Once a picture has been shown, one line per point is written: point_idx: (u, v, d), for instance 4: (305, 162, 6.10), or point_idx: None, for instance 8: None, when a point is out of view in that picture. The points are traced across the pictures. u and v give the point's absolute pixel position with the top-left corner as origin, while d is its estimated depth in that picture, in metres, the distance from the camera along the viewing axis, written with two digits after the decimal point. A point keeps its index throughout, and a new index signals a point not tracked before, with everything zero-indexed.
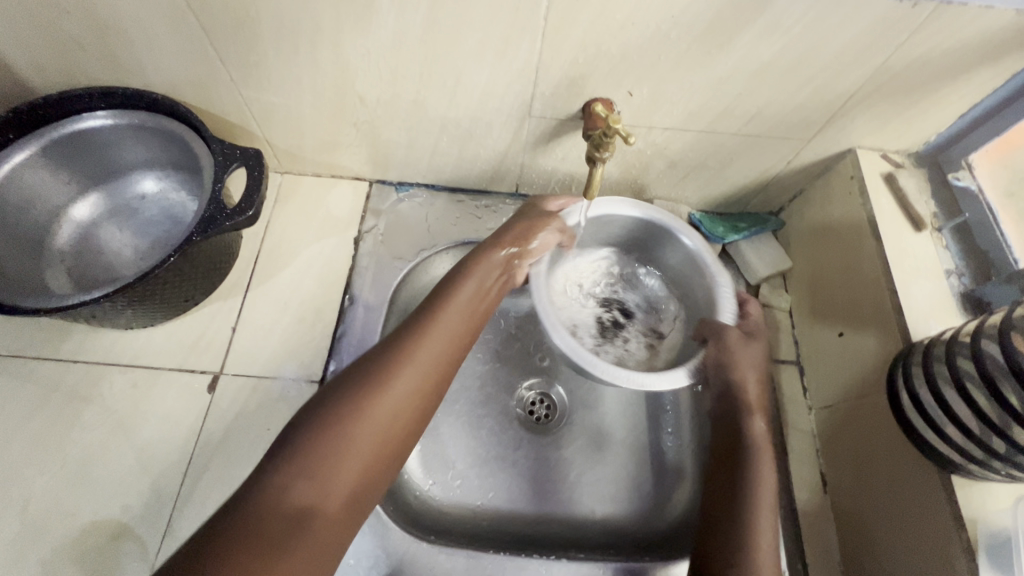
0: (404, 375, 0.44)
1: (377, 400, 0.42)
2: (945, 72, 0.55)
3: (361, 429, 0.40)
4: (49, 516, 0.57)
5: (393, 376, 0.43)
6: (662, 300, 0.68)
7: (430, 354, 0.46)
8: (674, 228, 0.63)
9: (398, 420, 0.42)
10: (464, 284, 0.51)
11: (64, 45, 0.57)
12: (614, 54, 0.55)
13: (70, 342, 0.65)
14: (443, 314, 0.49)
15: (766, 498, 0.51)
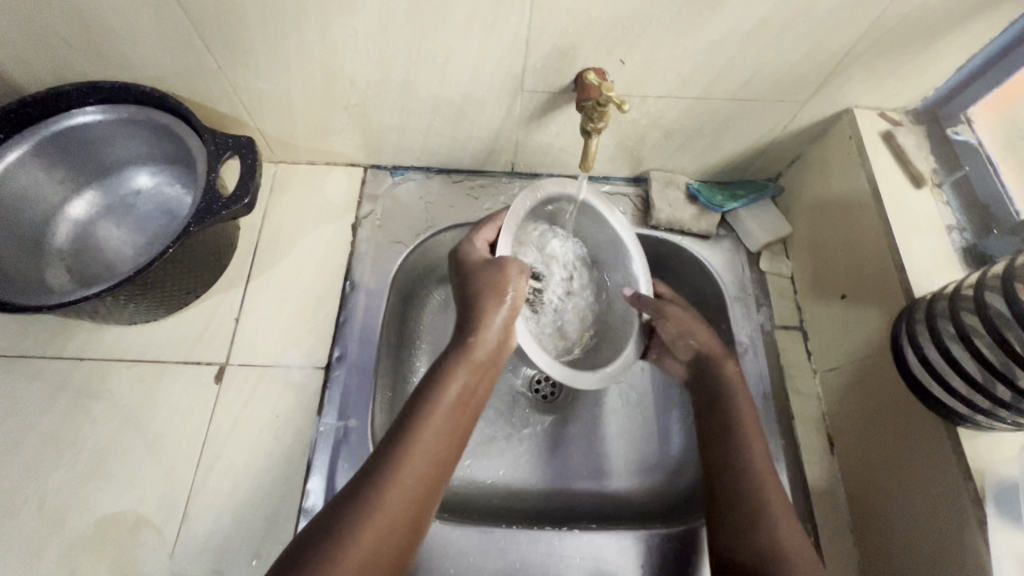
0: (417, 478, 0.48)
1: (393, 503, 0.46)
2: (942, 23, 0.54)
3: (379, 520, 0.45)
4: (66, 510, 0.57)
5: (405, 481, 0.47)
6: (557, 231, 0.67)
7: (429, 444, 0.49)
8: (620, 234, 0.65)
9: (417, 508, 0.47)
10: (461, 370, 0.53)
11: (47, 40, 0.56)
12: (604, 22, 0.54)
13: (75, 340, 0.65)
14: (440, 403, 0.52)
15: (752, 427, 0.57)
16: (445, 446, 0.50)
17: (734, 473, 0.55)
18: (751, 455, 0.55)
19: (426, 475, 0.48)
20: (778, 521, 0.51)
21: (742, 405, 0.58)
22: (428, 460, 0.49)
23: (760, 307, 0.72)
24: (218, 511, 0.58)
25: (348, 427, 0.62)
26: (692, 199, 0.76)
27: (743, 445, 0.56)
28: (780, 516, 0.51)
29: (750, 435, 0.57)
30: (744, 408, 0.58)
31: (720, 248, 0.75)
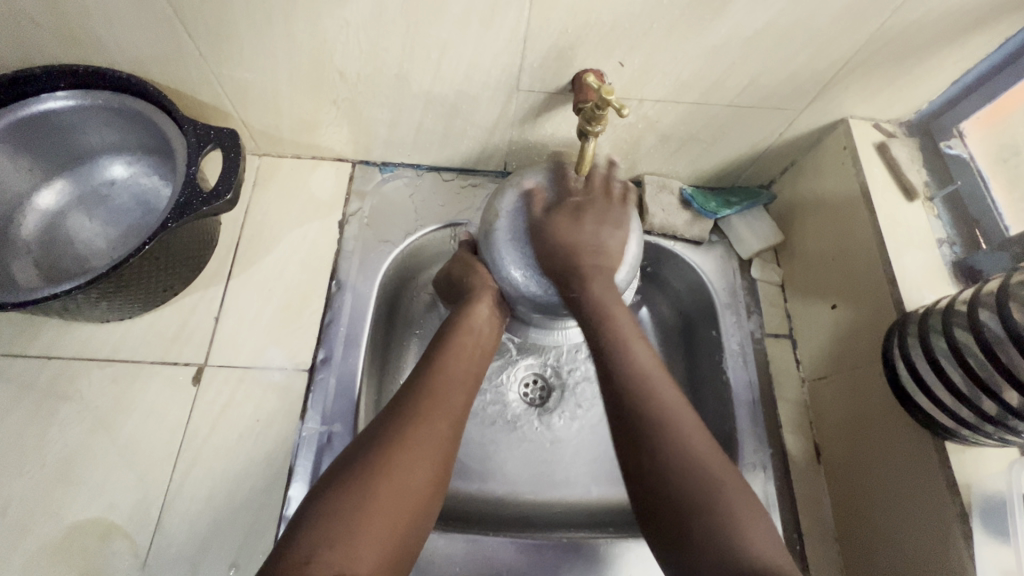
0: (428, 443, 0.47)
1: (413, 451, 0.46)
2: (940, 37, 0.54)
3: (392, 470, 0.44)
4: (31, 517, 0.55)
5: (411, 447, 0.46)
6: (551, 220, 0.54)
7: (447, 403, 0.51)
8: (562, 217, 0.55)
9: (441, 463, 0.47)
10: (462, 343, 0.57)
11: (14, 19, 0.53)
12: (604, 23, 0.52)
13: (43, 337, 0.62)
14: (450, 365, 0.54)
15: (642, 360, 0.49)
16: (461, 398, 0.53)
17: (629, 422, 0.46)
18: (657, 395, 0.47)
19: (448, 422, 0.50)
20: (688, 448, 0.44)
21: (634, 343, 0.50)
22: (444, 418, 0.50)
23: (751, 315, 0.72)
24: (193, 518, 0.56)
25: (332, 433, 0.60)
26: (686, 204, 0.75)
27: (643, 381, 0.48)
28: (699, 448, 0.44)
29: (652, 381, 0.48)
30: (632, 336, 0.50)
31: (711, 254, 0.75)
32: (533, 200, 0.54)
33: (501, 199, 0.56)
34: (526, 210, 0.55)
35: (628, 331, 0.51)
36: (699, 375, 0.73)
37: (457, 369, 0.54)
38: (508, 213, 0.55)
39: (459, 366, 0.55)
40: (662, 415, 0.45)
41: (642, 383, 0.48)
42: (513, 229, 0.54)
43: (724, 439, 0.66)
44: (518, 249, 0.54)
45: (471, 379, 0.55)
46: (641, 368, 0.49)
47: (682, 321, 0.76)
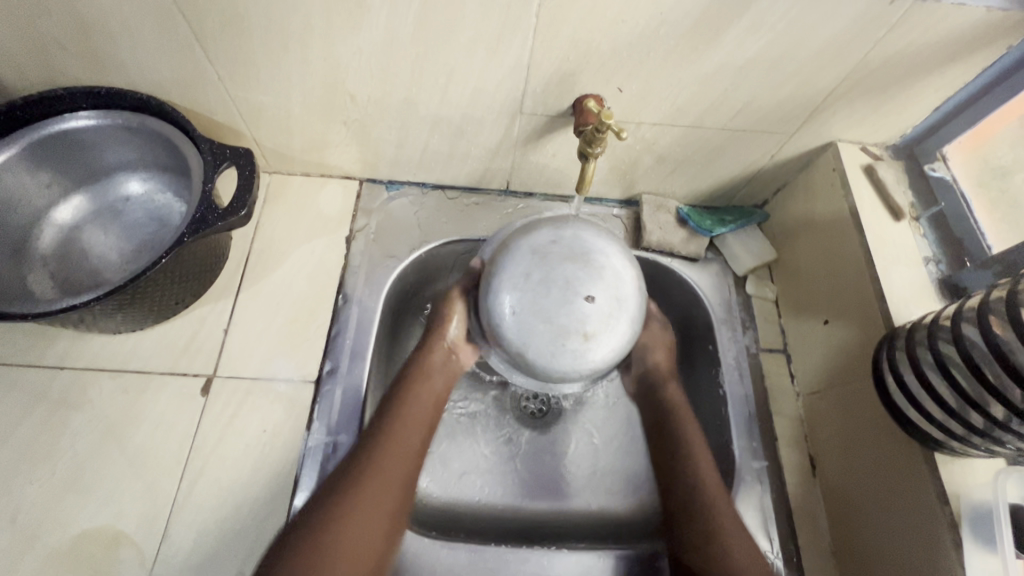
0: (392, 485, 0.53)
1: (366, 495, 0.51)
2: (920, 67, 0.57)
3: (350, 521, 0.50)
4: (40, 526, 0.55)
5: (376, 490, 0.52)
6: (545, 305, 0.52)
7: (405, 444, 0.56)
8: (555, 297, 0.52)
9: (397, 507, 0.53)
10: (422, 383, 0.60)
11: (42, 44, 0.55)
12: (604, 51, 0.55)
13: (56, 348, 0.63)
14: (412, 406, 0.58)
15: (699, 449, 0.60)
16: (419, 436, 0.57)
17: (685, 485, 0.59)
18: (698, 469, 0.59)
19: (406, 465, 0.55)
20: (718, 507, 0.56)
21: (688, 425, 0.62)
22: (402, 461, 0.55)
23: (746, 330, 0.74)
24: (199, 528, 0.57)
25: (337, 443, 0.62)
26: (682, 222, 0.77)
27: (687, 436, 0.61)
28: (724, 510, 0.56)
29: (702, 461, 0.60)
30: (691, 432, 0.62)
31: (707, 271, 0.77)
32: (522, 294, 0.52)
33: (498, 330, 0.53)
34: (526, 320, 0.52)
35: (691, 431, 0.62)
36: (696, 389, 0.74)
37: (417, 409, 0.58)
38: (510, 321, 0.52)
39: (420, 405, 0.59)
40: (701, 496, 0.57)
41: (688, 450, 0.61)
42: (529, 333, 0.52)
43: (722, 452, 0.68)
44: (544, 341, 0.51)
45: (429, 418, 0.59)
46: (688, 441, 0.61)
47: (680, 336, 0.78)
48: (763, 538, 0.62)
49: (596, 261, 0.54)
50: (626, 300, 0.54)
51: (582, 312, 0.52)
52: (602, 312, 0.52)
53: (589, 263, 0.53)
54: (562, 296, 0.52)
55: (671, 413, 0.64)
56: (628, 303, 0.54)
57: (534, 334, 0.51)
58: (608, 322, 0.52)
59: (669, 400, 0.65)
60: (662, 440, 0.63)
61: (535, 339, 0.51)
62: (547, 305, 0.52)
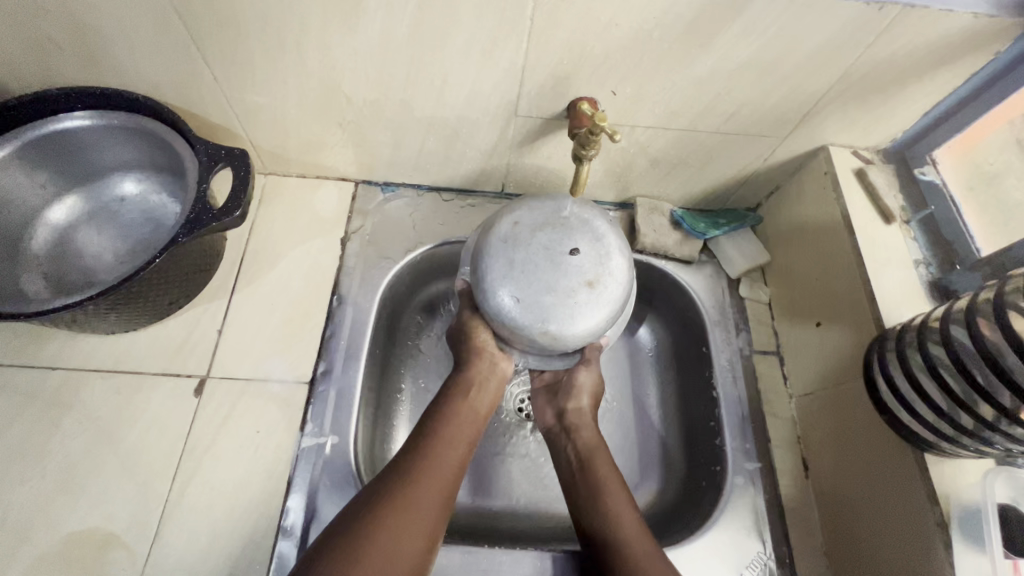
0: (430, 501, 0.51)
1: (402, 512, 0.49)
2: (910, 73, 0.58)
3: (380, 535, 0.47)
4: (32, 527, 0.55)
5: (419, 499, 0.51)
6: (543, 280, 0.51)
7: (443, 463, 0.54)
8: (543, 271, 0.51)
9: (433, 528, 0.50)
10: (461, 403, 0.59)
11: (39, 44, 0.56)
12: (597, 55, 0.56)
13: (49, 348, 0.63)
14: (449, 425, 0.57)
15: (621, 506, 0.55)
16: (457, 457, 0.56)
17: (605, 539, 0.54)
18: (623, 528, 0.54)
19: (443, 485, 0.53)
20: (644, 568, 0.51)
21: (608, 478, 0.57)
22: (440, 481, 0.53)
23: (739, 332, 0.74)
24: (192, 529, 0.56)
25: (331, 444, 0.62)
26: (676, 225, 0.78)
27: (602, 489, 0.57)
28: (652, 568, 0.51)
29: (625, 521, 0.54)
30: (608, 479, 0.57)
31: (701, 273, 0.77)
32: (516, 286, 0.51)
33: (518, 331, 0.52)
34: (536, 303, 0.50)
35: (612, 484, 0.57)
36: (690, 391, 0.74)
37: (456, 430, 0.57)
38: (524, 316, 0.51)
39: (459, 423, 0.58)
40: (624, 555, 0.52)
41: (598, 505, 0.56)
42: (547, 313, 0.50)
43: (715, 454, 0.68)
44: (567, 307, 0.50)
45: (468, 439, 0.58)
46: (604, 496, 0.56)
47: (674, 339, 0.78)
48: (756, 539, 0.62)
49: (556, 217, 0.53)
50: (609, 233, 0.54)
51: (579, 265, 0.51)
52: (594, 254, 0.52)
53: (554, 223, 0.53)
54: (549, 264, 0.51)
55: (589, 457, 0.59)
56: (607, 235, 0.53)
57: (550, 309, 0.50)
58: (604, 259, 0.52)
59: (583, 447, 0.60)
60: (585, 485, 0.58)
61: (551, 312, 0.50)
62: (545, 280, 0.50)
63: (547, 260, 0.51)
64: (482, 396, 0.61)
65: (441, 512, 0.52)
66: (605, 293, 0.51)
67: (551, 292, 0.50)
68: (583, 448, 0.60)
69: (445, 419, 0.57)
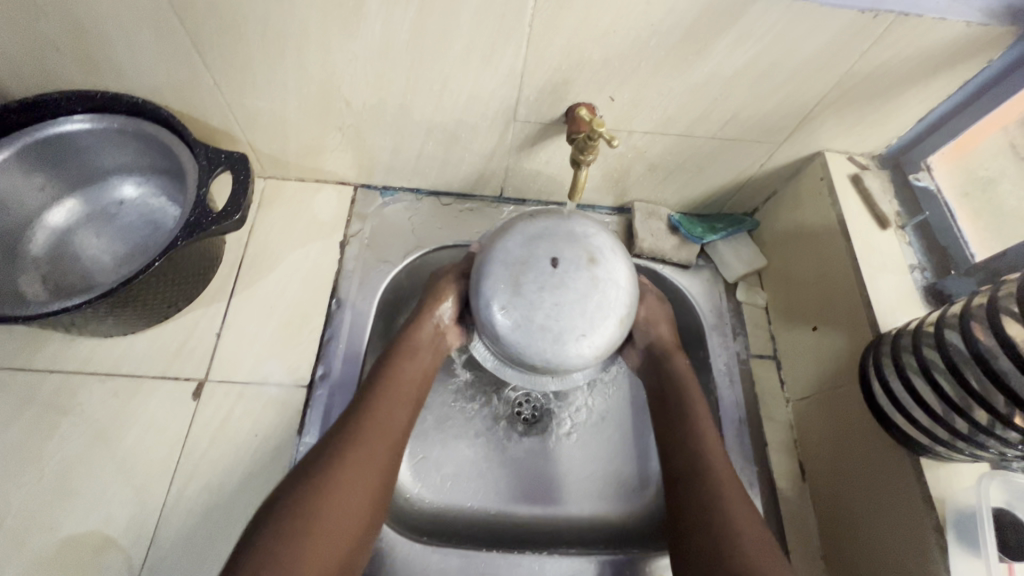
0: (372, 462, 0.52)
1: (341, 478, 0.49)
2: (904, 80, 0.59)
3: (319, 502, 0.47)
4: (27, 530, 0.55)
5: (345, 486, 0.49)
6: (569, 301, 0.51)
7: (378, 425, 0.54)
8: (564, 302, 0.51)
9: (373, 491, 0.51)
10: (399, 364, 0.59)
11: (40, 48, 0.56)
12: (596, 61, 0.56)
13: (46, 351, 0.63)
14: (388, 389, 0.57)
15: (711, 433, 0.58)
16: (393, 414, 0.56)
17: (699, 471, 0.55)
18: (711, 458, 0.56)
19: (381, 443, 0.53)
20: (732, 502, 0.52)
21: (700, 416, 0.59)
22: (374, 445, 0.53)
23: (737, 336, 0.75)
24: (189, 533, 0.56)
25: None
26: (674, 230, 0.78)
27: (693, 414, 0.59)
28: (745, 508, 0.52)
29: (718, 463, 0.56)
30: (696, 402, 0.60)
31: (699, 277, 0.78)
32: (569, 326, 0.51)
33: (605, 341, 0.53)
34: (592, 316, 0.51)
35: (701, 413, 0.60)
36: None
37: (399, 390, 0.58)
38: (591, 334, 0.51)
39: (399, 382, 0.58)
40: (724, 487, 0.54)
41: (697, 436, 0.58)
42: (605, 309, 0.52)
43: None
44: (598, 282, 0.52)
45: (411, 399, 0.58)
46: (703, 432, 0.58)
47: None
48: None
49: (512, 259, 0.52)
50: (547, 224, 0.54)
51: (576, 264, 0.52)
52: (566, 244, 0.53)
53: (521, 265, 0.52)
54: (558, 290, 0.51)
55: (682, 383, 0.62)
56: (554, 225, 0.54)
57: (603, 302, 0.52)
58: (571, 238, 0.53)
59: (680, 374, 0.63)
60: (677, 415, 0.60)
61: (603, 309, 0.52)
62: (578, 303, 0.51)
63: (553, 289, 0.51)
64: (424, 362, 0.61)
65: (381, 473, 0.53)
66: (602, 247, 0.54)
67: (582, 299, 0.51)
68: (675, 373, 0.63)
69: (383, 382, 0.57)
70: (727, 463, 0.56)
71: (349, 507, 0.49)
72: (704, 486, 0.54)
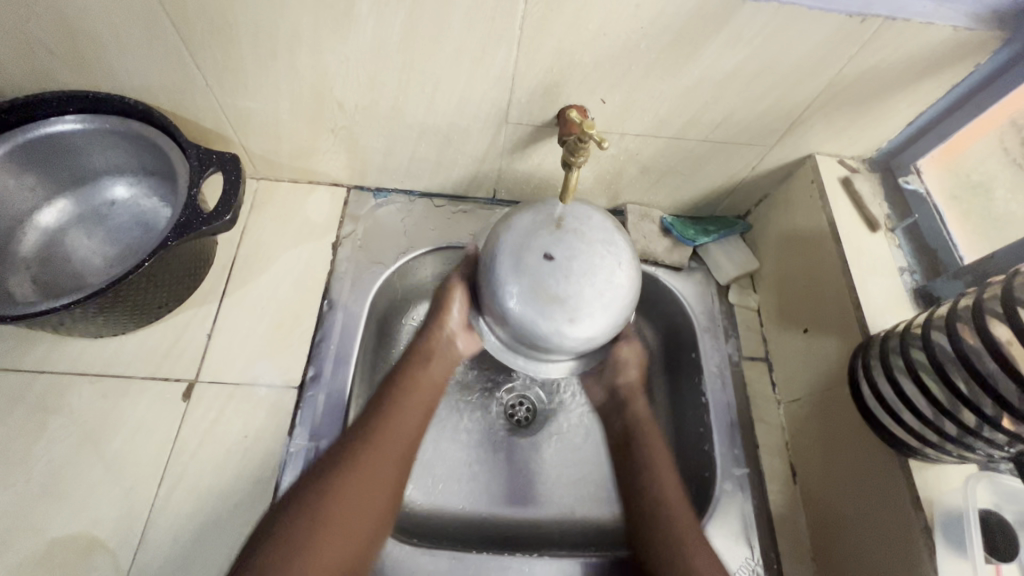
0: (385, 463, 0.55)
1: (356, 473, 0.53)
2: (893, 83, 0.59)
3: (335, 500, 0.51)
4: (14, 531, 0.55)
5: (359, 484, 0.53)
6: (585, 260, 0.51)
7: (396, 430, 0.57)
8: (588, 267, 0.51)
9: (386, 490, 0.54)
10: (416, 366, 0.62)
11: (31, 48, 0.56)
12: (586, 64, 0.57)
13: (36, 351, 0.63)
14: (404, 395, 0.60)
15: (665, 472, 0.61)
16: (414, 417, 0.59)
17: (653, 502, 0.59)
18: (665, 493, 0.59)
19: (401, 446, 0.57)
20: (682, 529, 0.56)
21: (658, 457, 0.62)
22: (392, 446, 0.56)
23: (728, 338, 0.75)
24: (177, 534, 0.56)
25: (319, 449, 0.61)
26: (666, 232, 0.79)
27: (652, 458, 0.62)
28: (689, 535, 0.56)
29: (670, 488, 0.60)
30: (653, 441, 0.64)
31: (691, 280, 0.78)
32: (606, 272, 0.52)
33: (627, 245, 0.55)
34: (603, 245, 0.53)
35: (658, 450, 0.63)
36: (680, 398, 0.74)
37: (413, 396, 0.60)
38: (618, 273, 0.52)
39: (417, 385, 0.61)
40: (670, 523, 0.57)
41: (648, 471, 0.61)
42: (602, 237, 0.53)
43: (704, 459, 0.68)
44: (582, 232, 0.52)
45: (426, 403, 0.61)
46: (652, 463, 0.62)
47: (665, 345, 0.79)
48: (744, 545, 0.62)
49: (522, 295, 0.52)
50: (503, 247, 0.54)
51: (562, 235, 0.52)
52: (533, 236, 0.53)
53: (539, 288, 0.51)
54: (574, 260, 0.51)
55: (635, 426, 0.65)
56: (511, 240, 0.54)
57: (598, 226, 0.54)
58: (530, 230, 0.53)
59: (636, 417, 0.66)
60: (633, 452, 0.63)
61: (603, 236, 0.53)
62: (594, 256, 0.52)
63: (571, 264, 0.51)
64: (438, 369, 0.64)
65: (397, 474, 0.56)
66: (549, 207, 0.55)
67: (588, 246, 0.52)
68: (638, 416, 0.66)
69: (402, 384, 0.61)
70: (675, 479, 0.60)
71: (360, 508, 0.52)
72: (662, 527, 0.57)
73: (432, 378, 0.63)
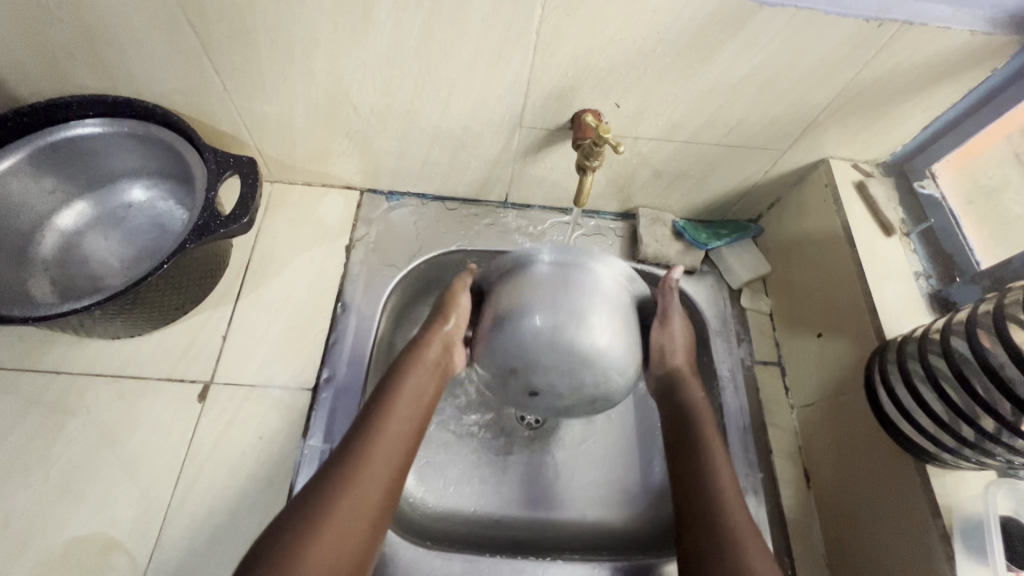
0: (374, 468, 0.52)
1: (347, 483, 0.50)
2: (908, 88, 0.59)
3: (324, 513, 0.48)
4: (33, 530, 0.55)
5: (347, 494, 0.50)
6: (560, 379, 0.54)
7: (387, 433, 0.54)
8: (569, 386, 0.55)
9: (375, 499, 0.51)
10: (412, 365, 0.60)
11: (53, 53, 0.57)
12: (602, 68, 0.57)
13: (54, 353, 0.63)
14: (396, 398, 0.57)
15: (717, 455, 0.57)
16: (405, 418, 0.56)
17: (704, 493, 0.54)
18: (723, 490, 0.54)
19: (392, 446, 0.54)
20: (735, 513, 0.52)
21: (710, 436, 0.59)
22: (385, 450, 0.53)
23: (741, 342, 0.75)
24: (193, 535, 0.56)
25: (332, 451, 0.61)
26: (678, 236, 0.79)
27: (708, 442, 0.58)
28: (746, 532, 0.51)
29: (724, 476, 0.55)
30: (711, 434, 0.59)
31: (703, 284, 0.78)
32: (583, 370, 0.54)
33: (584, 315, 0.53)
34: (560, 353, 0.53)
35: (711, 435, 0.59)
36: None
37: (403, 399, 0.57)
38: (597, 361, 0.54)
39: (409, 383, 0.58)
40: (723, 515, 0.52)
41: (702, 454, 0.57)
42: (557, 343, 0.53)
43: None
44: (521, 308, 0.54)
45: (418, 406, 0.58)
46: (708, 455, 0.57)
47: None
48: None
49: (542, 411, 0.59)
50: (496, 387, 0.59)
51: (529, 376, 0.55)
52: (509, 381, 0.56)
53: (551, 409, 0.58)
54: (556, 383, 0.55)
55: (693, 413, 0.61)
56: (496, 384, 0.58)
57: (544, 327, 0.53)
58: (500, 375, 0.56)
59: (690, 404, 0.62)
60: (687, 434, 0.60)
61: (558, 343, 0.53)
62: (566, 376, 0.54)
63: (555, 390, 0.55)
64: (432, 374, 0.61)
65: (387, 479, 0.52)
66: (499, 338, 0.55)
67: (550, 360, 0.53)
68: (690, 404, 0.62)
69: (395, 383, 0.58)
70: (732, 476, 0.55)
71: (346, 518, 0.48)
72: (716, 522, 0.52)
73: (425, 380, 0.60)
